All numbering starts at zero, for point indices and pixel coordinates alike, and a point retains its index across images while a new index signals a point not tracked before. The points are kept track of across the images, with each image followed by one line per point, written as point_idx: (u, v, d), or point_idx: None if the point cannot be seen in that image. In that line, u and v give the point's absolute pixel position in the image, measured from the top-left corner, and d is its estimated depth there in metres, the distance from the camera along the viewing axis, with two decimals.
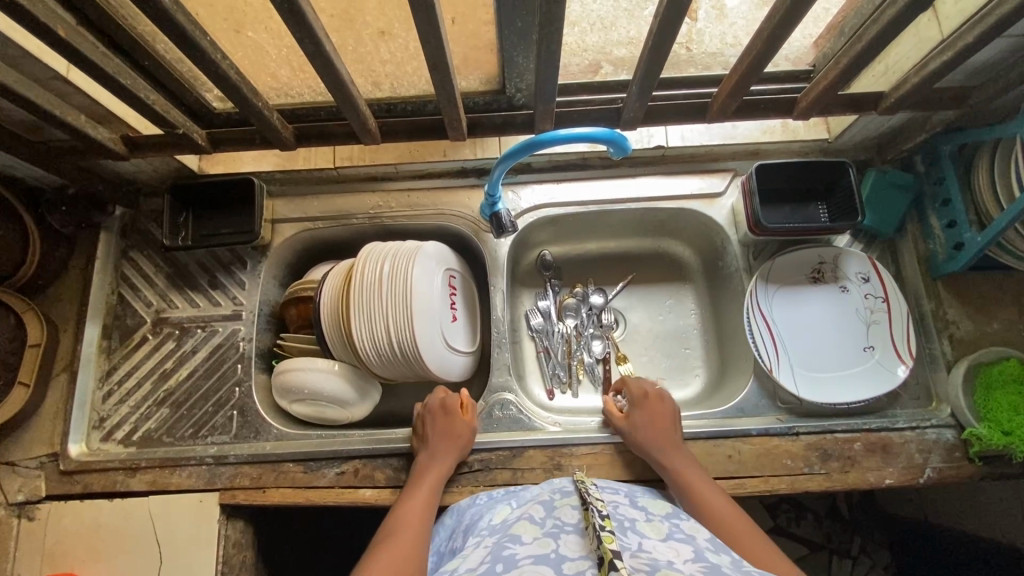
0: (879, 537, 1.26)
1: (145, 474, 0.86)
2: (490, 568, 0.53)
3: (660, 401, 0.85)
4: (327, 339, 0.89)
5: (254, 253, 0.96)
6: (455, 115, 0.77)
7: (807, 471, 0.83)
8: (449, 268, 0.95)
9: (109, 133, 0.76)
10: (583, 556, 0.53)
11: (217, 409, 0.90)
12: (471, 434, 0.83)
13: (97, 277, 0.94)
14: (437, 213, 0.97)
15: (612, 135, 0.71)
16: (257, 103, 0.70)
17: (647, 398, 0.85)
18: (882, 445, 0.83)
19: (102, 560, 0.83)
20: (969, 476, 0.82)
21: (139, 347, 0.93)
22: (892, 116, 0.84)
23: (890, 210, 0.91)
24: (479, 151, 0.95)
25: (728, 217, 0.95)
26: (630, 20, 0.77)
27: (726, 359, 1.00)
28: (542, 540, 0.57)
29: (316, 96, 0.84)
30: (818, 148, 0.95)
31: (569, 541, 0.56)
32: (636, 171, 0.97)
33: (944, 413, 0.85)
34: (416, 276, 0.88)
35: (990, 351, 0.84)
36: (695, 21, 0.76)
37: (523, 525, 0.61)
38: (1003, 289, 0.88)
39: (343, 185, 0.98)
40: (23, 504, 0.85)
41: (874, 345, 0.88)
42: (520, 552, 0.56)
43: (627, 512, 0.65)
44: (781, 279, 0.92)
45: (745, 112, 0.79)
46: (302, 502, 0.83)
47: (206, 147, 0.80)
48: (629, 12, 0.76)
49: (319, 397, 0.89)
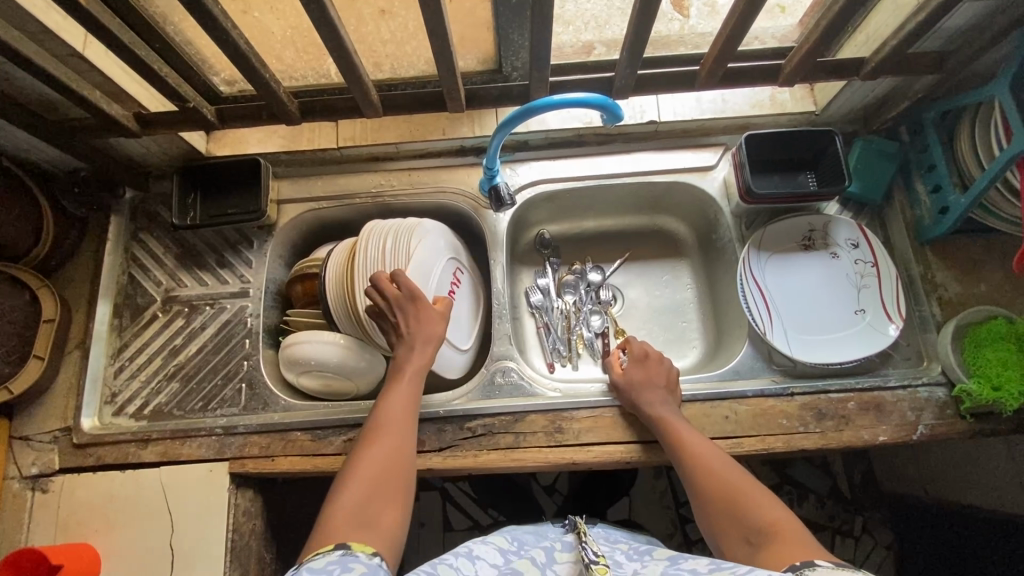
0: (881, 517, 1.28)
1: (156, 445, 0.88)
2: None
3: (660, 362, 0.88)
4: (333, 313, 0.92)
5: (260, 232, 0.99)
6: (454, 86, 0.79)
7: (802, 430, 0.84)
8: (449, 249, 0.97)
9: (123, 110, 0.79)
10: None
11: (226, 381, 0.93)
12: (443, 327, 0.85)
13: (109, 258, 0.97)
14: (437, 190, 0.99)
15: (605, 102, 0.74)
16: (265, 75, 0.73)
17: (646, 357, 0.88)
18: (875, 404, 0.85)
19: (114, 530, 0.84)
20: (961, 432, 0.84)
21: (149, 324, 0.96)
22: (875, 85, 0.87)
23: (877, 178, 0.94)
24: (477, 129, 0.98)
25: (720, 189, 0.98)
26: (621, 16, 0.85)
27: (722, 330, 1.02)
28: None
29: (319, 78, 0.87)
30: (806, 120, 0.98)
31: None
32: (630, 146, 1.00)
33: (935, 371, 0.87)
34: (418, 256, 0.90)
35: (979, 311, 0.86)
36: (687, 17, 0.84)
37: (526, 563, 0.67)
38: (988, 252, 0.90)
39: (346, 166, 1.01)
40: (36, 477, 0.87)
41: (865, 308, 0.90)
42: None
43: (621, 561, 0.68)
44: (775, 248, 0.94)
45: (733, 80, 0.82)
46: (311, 470, 0.85)
47: (215, 123, 0.83)
48: (621, 10, 0.85)
49: (324, 369, 0.91)
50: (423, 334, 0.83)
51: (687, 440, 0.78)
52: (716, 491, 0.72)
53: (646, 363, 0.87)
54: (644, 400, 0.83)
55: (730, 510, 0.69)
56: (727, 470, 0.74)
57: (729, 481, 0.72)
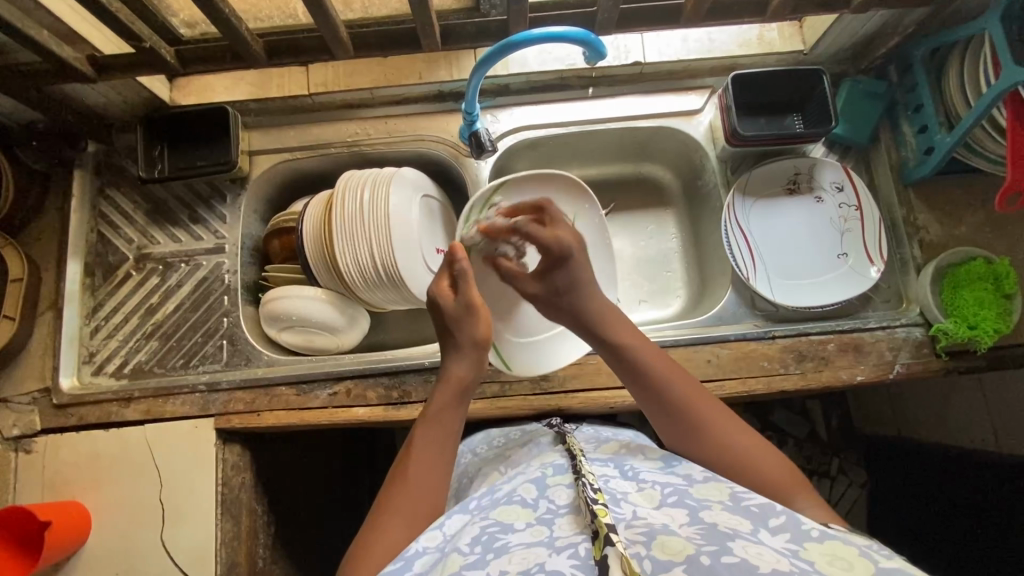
0: (856, 457, 1.33)
1: (140, 404, 0.87)
2: (480, 556, 0.50)
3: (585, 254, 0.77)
4: (313, 267, 0.90)
5: (232, 186, 0.95)
6: (427, 19, 0.75)
7: (782, 371, 0.86)
8: (504, 200, 0.87)
9: (74, 53, 0.75)
10: (577, 532, 0.51)
11: (206, 339, 0.91)
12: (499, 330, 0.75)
13: (75, 214, 0.93)
14: (416, 138, 0.96)
15: (586, 37, 0.71)
16: (220, 7, 0.68)
17: (565, 264, 0.76)
18: (854, 345, 0.86)
19: (103, 487, 0.84)
20: (936, 370, 0.86)
21: (123, 282, 0.93)
22: (866, 19, 0.84)
23: (865, 119, 0.92)
24: (455, 72, 0.93)
25: (706, 134, 0.96)
26: None
27: (705, 279, 1.02)
28: (534, 527, 0.53)
29: (286, 19, 0.83)
30: (794, 60, 0.96)
31: (562, 522, 0.53)
32: (614, 90, 0.96)
33: (914, 312, 0.88)
34: (590, 232, 0.91)
35: (958, 252, 0.86)
36: None
37: (512, 509, 0.57)
38: (971, 192, 0.90)
39: (318, 115, 0.97)
40: (19, 438, 0.86)
41: (847, 252, 0.91)
42: (511, 541, 0.52)
43: (617, 484, 0.58)
44: (779, 192, 0.94)
45: (719, 14, 0.79)
46: (298, 423, 0.85)
47: (176, 66, 0.79)
48: None
49: (307, 324, 0.90)
50: (479, 354, 0.74)
51: (625, 335, 0.72)
52: (664, 390, 0.68)
53: (565, 271, 0.76)
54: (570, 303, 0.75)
55: (676, 411, 0.67)
56: (660, 360, 0.70)
57: (673, 373, 0.69)
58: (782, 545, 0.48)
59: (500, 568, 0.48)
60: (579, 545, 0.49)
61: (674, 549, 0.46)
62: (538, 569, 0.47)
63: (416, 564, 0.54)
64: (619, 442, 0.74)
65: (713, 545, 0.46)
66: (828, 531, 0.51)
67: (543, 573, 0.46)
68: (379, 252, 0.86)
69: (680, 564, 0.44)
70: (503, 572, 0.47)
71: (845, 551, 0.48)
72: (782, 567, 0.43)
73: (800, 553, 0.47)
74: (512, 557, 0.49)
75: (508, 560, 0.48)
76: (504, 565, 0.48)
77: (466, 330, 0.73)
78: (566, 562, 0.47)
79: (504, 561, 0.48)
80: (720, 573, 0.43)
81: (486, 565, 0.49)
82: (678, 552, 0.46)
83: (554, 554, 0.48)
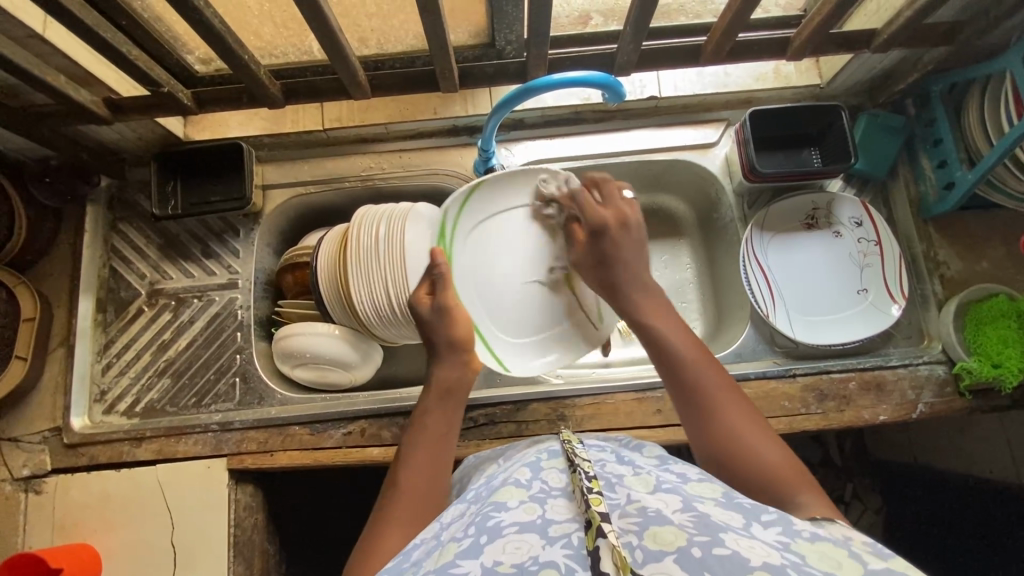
0: (869, 482, 1.18)
1: (151, 443, 0.86)
2: (473, 542, 0.46)
3: (627, 232, 0.74)
4: (327, 303, 0.88)
5: (246, 220, 0.95)
6: (446, 62, 0.75)
7: (804, 412, 0.84)
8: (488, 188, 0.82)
9: (90, 96, 0.75)
10: (571, 518, 0.47)
11: (218, 376, 0.90)
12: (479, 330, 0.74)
13: (87, 250, 0.92)
14: (432, 172, 0.95)
15: (606, 80, 0.71)
16: (239, 51, 0.68)
17: (603, 238, 0.74)
18: (876, 383, 0.85)
19: (115, 528, 0.83)
20: (959, 409, 0.84)
21: (135, 318, 0.93)
22: (886, 55, 0.84)
23: (884, 153, 0.91)
24: (470, 107, 0.94)
25: (722, 166, 0.96)
26: None
27: (722, 309, 1.00)
28: (527, 505, 0.50)
29: (302, 56, 0.82)
30: (811, 94, 0.95)
31: (555, 505, 0.49)
32: (629, 123, 0.96)
33: (936, 350, 0.86)
34: None
35: (980, 289, 0.85)
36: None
37: (506, 489, 0.53)
38: (991, 227, 0.89)
39: (332, 148, 0.96)
40: (29, 479, 0.85)
41: (867, 288, 0.90)
42: (505, 521, 0.48)
43: (613, 469, 0.55)
44: (804, 220, 0.93)
45: (740, 53, 0.78)
46: (311, 463, 0.84)
47: (192, 107, 0.79)
48: None
49: (320, 361, 0.89)
50: (445, 354, 0.72)
51: (675, 332, 0.66)
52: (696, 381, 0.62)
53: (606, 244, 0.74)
54: (623, 278, 0.72)
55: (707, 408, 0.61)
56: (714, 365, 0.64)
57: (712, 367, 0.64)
58: (774, 538, 0.44)
59: (494, 558, 0.44)
60: (572, 535, 0.45)
61: (667, 540, 0.42)
62: (532, 563, 0.43)
63: (413, 556, 0.50)
64: (619, 440, 0.69)
65: (706, 536, 0.42)
66: (820, 532, 0.47)
67: (537, 566, 0.42)
68: (395, 291, 0.84)
69: (672, 554, 0.41)
70: (497, 561, 0.44)
71: (835, 551, 0.44)
72: (772, 562, 0.40)
73: (791, 547, 0.43)
74: (506, 545, 0.45)
75: (501, 548, 0.45)
76: (498, 554, 0.44)
77: (440, 332, 0.73)
78: (558, 553, 0.43)
79: (499, 550, 0.45)
80: (711, 569, 0.39)
81: (480, 552, 0.45)
82: (669, 543, 0.42)
83: (547, 545, 0.44)
